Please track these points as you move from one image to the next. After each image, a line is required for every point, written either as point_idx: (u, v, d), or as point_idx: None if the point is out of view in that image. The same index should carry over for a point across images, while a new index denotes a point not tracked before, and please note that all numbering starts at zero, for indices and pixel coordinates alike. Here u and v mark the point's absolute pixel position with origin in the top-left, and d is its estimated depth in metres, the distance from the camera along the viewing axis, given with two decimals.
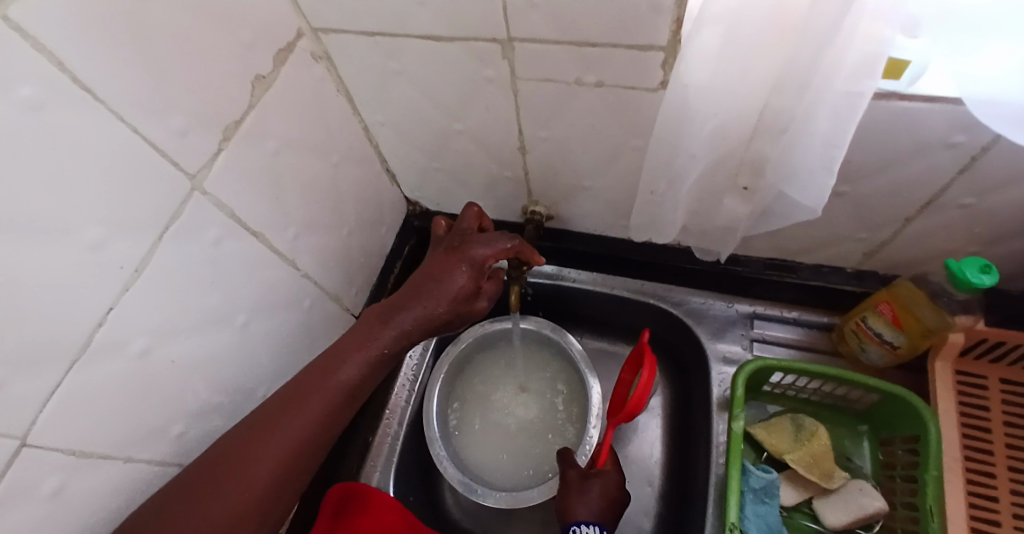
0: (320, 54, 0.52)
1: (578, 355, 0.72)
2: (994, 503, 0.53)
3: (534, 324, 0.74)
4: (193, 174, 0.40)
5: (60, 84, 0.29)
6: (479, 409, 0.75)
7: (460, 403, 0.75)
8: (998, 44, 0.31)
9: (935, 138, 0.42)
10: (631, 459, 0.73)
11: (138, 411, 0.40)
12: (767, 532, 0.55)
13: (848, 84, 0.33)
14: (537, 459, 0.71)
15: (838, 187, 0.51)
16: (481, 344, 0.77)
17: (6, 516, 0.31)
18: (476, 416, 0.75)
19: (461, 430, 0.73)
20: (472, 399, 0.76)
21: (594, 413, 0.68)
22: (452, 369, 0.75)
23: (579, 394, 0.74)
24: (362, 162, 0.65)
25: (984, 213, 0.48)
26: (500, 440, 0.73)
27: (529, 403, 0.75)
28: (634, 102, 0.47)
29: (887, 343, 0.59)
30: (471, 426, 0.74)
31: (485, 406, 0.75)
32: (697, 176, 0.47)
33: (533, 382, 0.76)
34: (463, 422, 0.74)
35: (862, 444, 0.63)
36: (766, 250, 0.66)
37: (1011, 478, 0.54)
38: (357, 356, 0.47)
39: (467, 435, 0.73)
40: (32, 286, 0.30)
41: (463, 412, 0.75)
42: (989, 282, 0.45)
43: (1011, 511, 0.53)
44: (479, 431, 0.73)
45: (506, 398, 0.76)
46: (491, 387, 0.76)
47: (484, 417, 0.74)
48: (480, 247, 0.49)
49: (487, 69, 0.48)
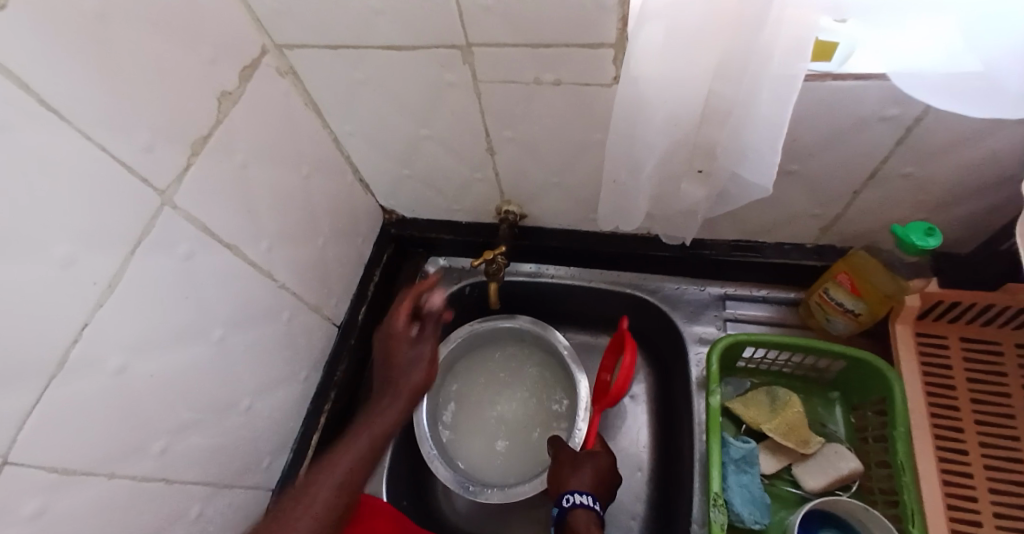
0: (285, 70, 0.53)
1: (564, 348, 0.73)
2: (964, 456, 0.55)
3: (517, 322, 0.76)
4: (162, 190, 0.41)
5: (26, 106, 0.30)
6: (469, 409, 0.76)
7: (449, 403, 0.76)
8: (918, 23, 0.33)
9: (871, 112, 0.45)
10: (621, 446, 0.75)
11: (119, 427, 0.40)
12: (751, 500, 0.57)
13: (783, 68, 0.36)
14: (527, 455, 0.72)
15: (787, 165, 0.54)
16: (470, 344, 0.78)
17: None
18: (466, 416, 0.75)
19: (451, 430, 0.74)
20: (461, 398, 0.77)
21: (582, 406, 0.69)
22: (441, 371, 0.75)
23: (568, 387, 0.75)
24: (334, 173, 0.66)
25: (924, 181, 0.51)
26: (490, 437, 0.74)
27: (517, 399, 0.77)
28: (591, 98, 0.50)
29: (849, 312, 0.62)
30: (462, 426, 0.75)
31: (474, 405, 0.76)
32: (654, 164, 0.49)
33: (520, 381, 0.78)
34: (453, 421, 0.75)
35: (835, 411, 0.65)
36: (730, 232, 0.69)
37: (979, 430, 0.57)
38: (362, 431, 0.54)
39: (458, 436, 0.74)
40: (3, 306, 0.30)
41: (452, 412, 0.75)
42: (935, 243, 0.49)
43: (981, 462, 0.55)
44: (469, 431, 0.74)
45: (495, 396, 0.77)
46: (480, 385, 0.78)
47: (475, 416, 0.75)
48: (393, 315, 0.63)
49: (448, 74, 0.50)
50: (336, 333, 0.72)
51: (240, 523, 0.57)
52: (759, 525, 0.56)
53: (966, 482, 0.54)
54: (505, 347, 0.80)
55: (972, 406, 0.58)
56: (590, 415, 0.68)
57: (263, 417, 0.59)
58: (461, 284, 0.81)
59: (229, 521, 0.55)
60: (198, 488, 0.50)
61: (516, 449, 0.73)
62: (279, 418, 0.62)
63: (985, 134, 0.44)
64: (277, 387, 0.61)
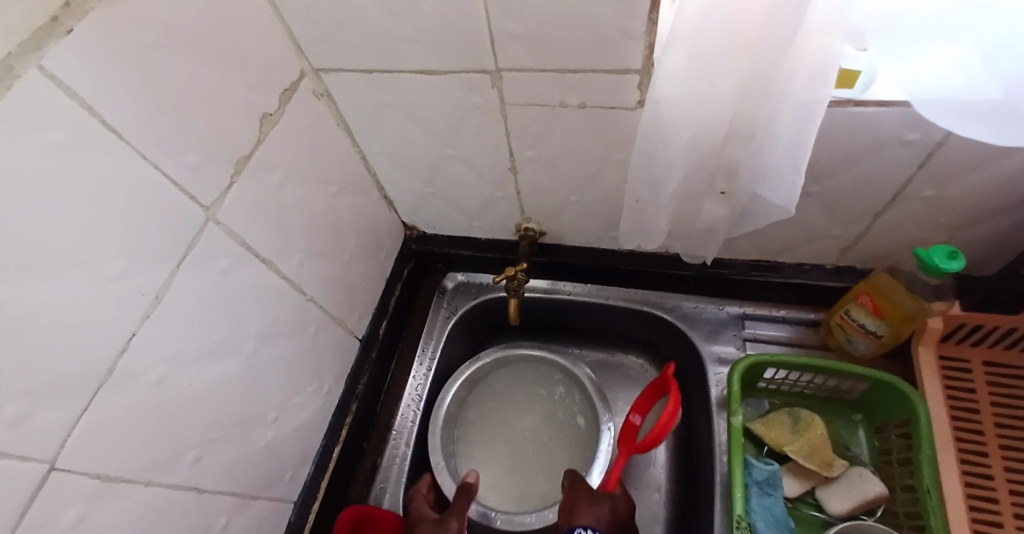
0: (320, 92, 0.56)
1: (589, 380, 0.73)
2: (990, 482, 0.54)
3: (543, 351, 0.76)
4: (207, 206, 0.43)
5: (88, 128, 0.32)
6: (486, 428, 0.75)
7: (466, 422, 0.76)
8: (943, 47, 0.35)
9: (892, 136, 0.46)
10: (638, 467, 0.74)
11: (155, 436, 0.41)
12: (775, 523, 0.56)
13: (805, 93, 0.37)
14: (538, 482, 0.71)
15: (808, 187, 0.54)
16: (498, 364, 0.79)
17: None
18: (482, 435, 0.75)
19: (466, 447, 0.74)
20: (482, 415, 0.76)
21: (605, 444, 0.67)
22: (461, 388, 0.75)
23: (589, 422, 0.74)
24: (361, 190, 0.68)
25: (946, 203, 0.52)
26: (503, 459, 0.73)
27: (536, 425, 0.76)
28: (615, 121, 0.51)
29: (871, 333, 0.62)
30: (476, 445, 0.74)
31: (491, 426, 0.76)
32: (676, 184, 0.50)
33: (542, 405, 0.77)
34: (469, 439, 0.74)
35: (858, 433, 0.65)
36: (750, 251, 0.69)
37: (1005, 455, 0.56)
38: None
39: (472, 453, 0.73)
40: (53, 316, 0.31)
41: (469, 429, 0.75)
42: (957, 267, 0.49)
43: (1007, 487, 0.54)
44: (484, 451, 0.73)
45: (513, 419, 0.76)
46: (500, 406, 0.77)
47: (490, 436, 0.75)
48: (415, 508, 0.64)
49: (475, 97, 0.52)
50: (358, 347, 0.73)
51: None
52: None
53: (993, 509, 0.53)
54: (531, 371, 0.79)
55: (997, 430, 0.57)
56: (612, 454, 0.67)
57: (287, 430, 0.59)
58: (479, 299, 0.82)
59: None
60: (225, 500, 0.50)
61: (529, 474, 0.71)
62: (303, 431, 0.62)
63: (1005, 156, 0.45)
64: (301, 401, 0.62)
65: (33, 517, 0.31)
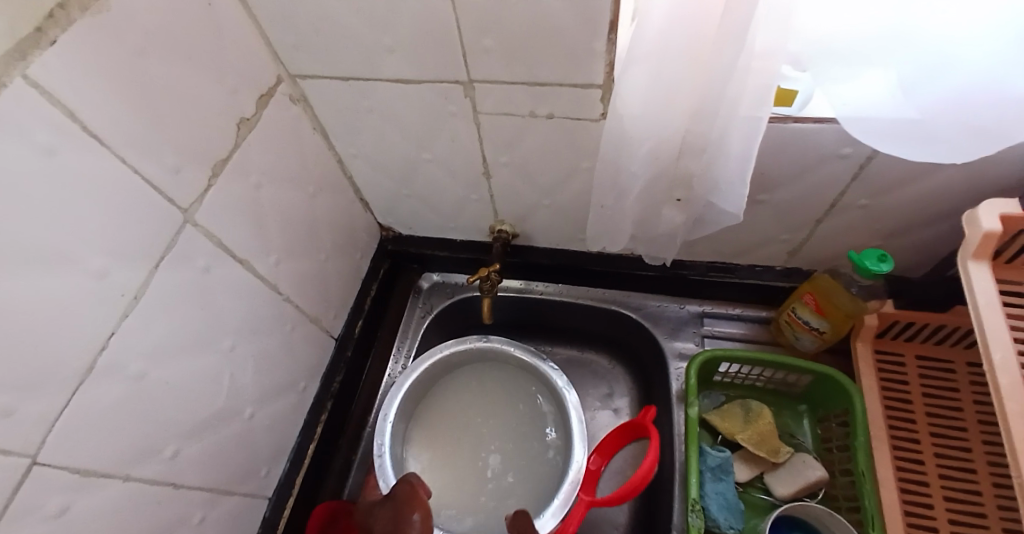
0: (297, 97, 0.57)
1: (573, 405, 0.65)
2: (920, 465, 0.59)
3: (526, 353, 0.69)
4: (185, 208, 0.44)
5: (69, 130, 0.33)
6: (442, 428, 0.71)
7: (424, 422, 0.71)
8: (873, 71, 0.38)
9: (829, 151, 0.50)
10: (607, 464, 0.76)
11: (134, 431, 0.42)
12: (727, 506, 0.61)
13: (751, 110, 0.41)
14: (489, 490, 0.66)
15: (757, 195, 0.59)
16: (476, 357, 0.73)
17: None
18: (437, 435, 0.70)
19: (418, 448, 0.69)
20: (452, 405, 0.73)
21: (569, 479, 0.60)
22: (425, 383, 0.71)
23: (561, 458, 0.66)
24: (337, 192, 0.69)
25: (878, 211, 0.57)
26: (452, 463, 0.68)
27: (499, 435, 0.71)
28: (581, 131, 0.54)
29: (815, 330, 0.67)
30: (429, 446, 0.69)
31: (449, 426, 0.71)
32: (638, 191, 0.53)
33: (515, 407, 0.72)
34: (424, 437, 0.70)
35: (803, 422, 0.70)
36: (707, 253, 0.74)
37: (934, 441, 0.60)
38: None
39: (421, 452, 0.69)
40: (35, 314, 0.32)
41: (426, 429, 0.70)
42: (887, 268, 0.54)
43: (936, 471, 0.59)
44: (438, 453, 0.69)
45: (474, 425, 0.71)
46: (465, 408, 0.72)
47: (445, 438, 0.70)
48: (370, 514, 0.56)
49: (450, 105, 0.54)
50: (333, 345, 0.74)
51: (238, 531, 0.58)
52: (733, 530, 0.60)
53: (924, 491, 0.58)
54: (510, 380, 0.74)
55: (928, 419, 0.62)
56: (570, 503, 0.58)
57: (263, 426, 0.60)
58: (453, 299, 0.85)
59: (228, 528, 0.56)
60: (201, 494, 0.51)
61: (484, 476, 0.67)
62: (277, 427, 0.64)
63: (927, 171, 0.50)
64: (276, 397, 0.63)
65: (16, 509, 0.32)
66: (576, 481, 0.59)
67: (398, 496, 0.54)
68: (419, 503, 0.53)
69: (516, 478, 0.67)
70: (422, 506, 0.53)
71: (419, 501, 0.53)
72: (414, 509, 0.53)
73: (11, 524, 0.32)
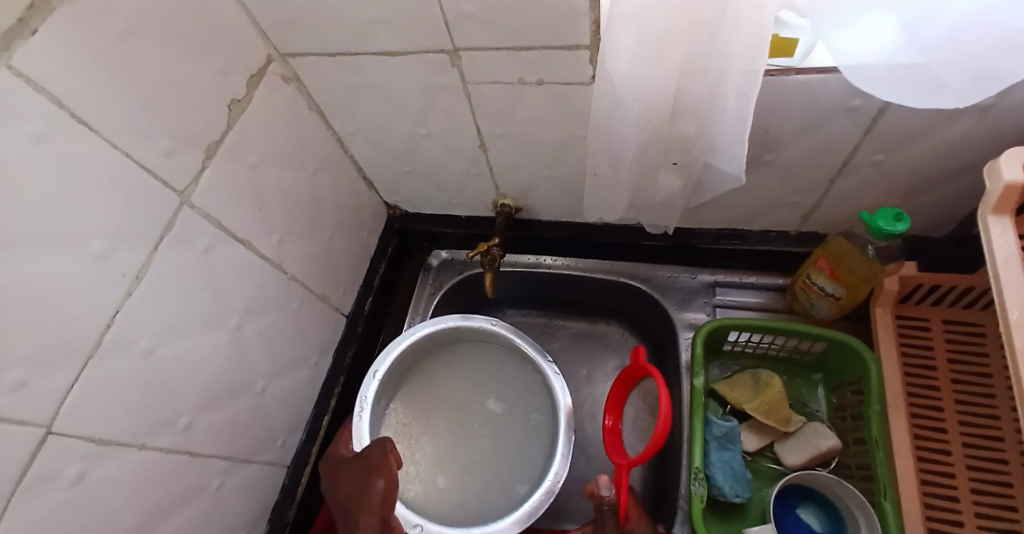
0: (289, 76, 0.57)
1: (563, 410, 0.63)
2: (943, 434, 0.57)
3: (521, 343, 0.67)
4: (181, 190, 0.45)
5: (60, 119, 0.34)
6: (422, 401, 0.69)
7: (412, 391, 0.70)
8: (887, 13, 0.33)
9: (837, 104, 0.47)
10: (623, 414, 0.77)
11: (146, 403, 0.44)
12: (733, 475, 0.60)
13: (744, 65, 0.38)
14: (461, 468, 0.65)
15: (762, 156, 0.56)
16: (484, 336, 0.71)
17: (34, 500, 0.35)
18: (419, 407, 0.69)
19: (400, 416, 0.68)
20: (446, 375, 0.71)
21: (558, 452, 0.59)
22: (416, 352, 0.69)
23: (539, 462, 0.64)
24: (339, 172, 0.70)
25: (895, 168, 0.54)
26: (423, 437, 0.67)
27: (492, 415, 0.69)
28: (573, 96, 0.52)
29: (830, 296, 0.65)
30: (409, 418, 0.68)
31: (429, 400, 0.70)
32: (633, 156, 0.52)
33: (511, 394, 0.70)
34: (412, 402, 0.69)
35: (817, 391, 0.69)
36: (715, 220, 0.71)
37: (959, 409, 0.57)
38: None
39: (404, 420, 0.67)
40: (41, 294, 0.34)
41: (416, 396, 0.69)
42: (901, 228, 0.51)
43: (959, 439, 0.56)
44: (414, 426, 0.67)
45: (454, 401, 0.70)
46: (448, 383, 0.71)
47: (423, 412, 0.68)
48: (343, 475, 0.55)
49: (440, 77, 0.53)
50: (343, 322, 0.76)
51: (257, 497, 0.61)
52: (739, 498, 0.60)
53: (944, 460, 0.56)
54: (499, 367, 0.71)
55: (953, 387, 0.58)
56: (538, 512, 0.55)
57: (276, 399, 0.63)
58: (462, 275, 0.85)
59: (248, 494, 0.60)
60: (218, 462, 0.54)
61: (462, 452, 0.66)
62: (291, 401, 0.66)
63: (946, 121, 0.47)
64: (288, 372, 0.65)
65: (35, 475, 0.35)
66: (548, 492, 0.57)
67: (369, 461, 0.54)
68: (387, 472, 0.52)
69: (494, 463, 0.65)
70: (389, 476, 0.52)
71: (388, 471, 0.52)
72: (381, 476, 0.52)
73: (31, 488, 0.35)
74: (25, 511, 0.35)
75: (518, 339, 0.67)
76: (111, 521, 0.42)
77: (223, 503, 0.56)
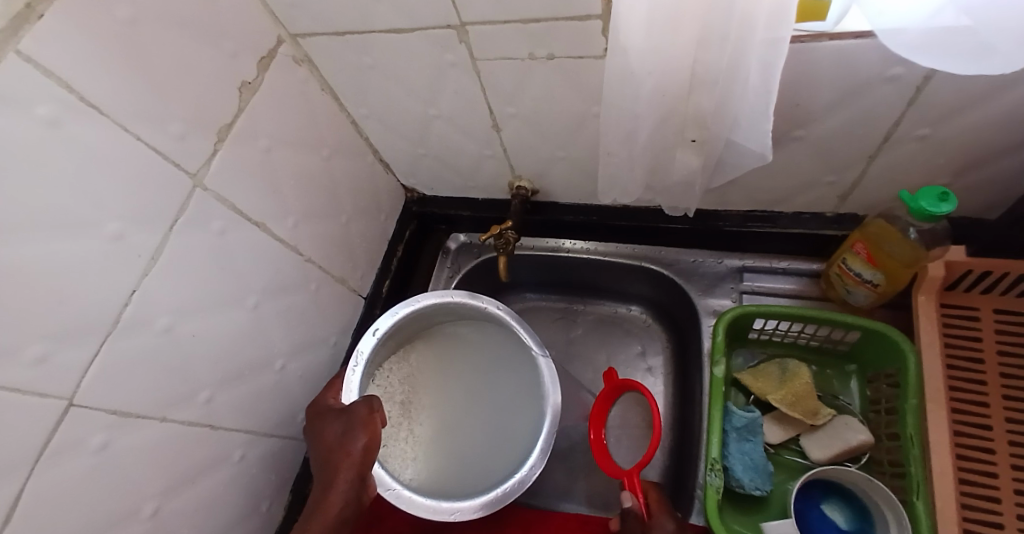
0: (301, 58, 0.57)
1: (551, 406, 0.61)
2: (988, 432, 0.52)
3: (519, 328, 0.65)
4: (194, 173, 0.46)
5: (72, 104, 0.35)
6: (411, 372, 0.69)
7: (410, 358, 0.70)
8: None
9: (874, 73, 0.43)
10: (622, 414, 0.77)
11: (165, 379, 0.46)
12: (752, 467, 0.59)
13: (768, 31, 0.35)
14: (443, 439, 0.66)
15: (792, 131, 0.52)
16: (484, 317, 0.70)
17: (58, 468, 0.37)
18: (414, 374, 0.69)
19: (393, 378, 0.68)
20: (445, 348, 0.72)
21: (541, 438, 0.60)
22: (416, 323, 0.69)
23: (518, 449, 0.63)
24: (354, 154, 0.70)
25: (942, 142, 0.49)
26: (406, 407, 0.67)
27: (487, 392, 0.69)
28: (585, 71, 0.50)
29: (868, 282, 0.60)
30: (404, 383, 0.68)
31: (418, 372, 0.70)
32: (648, 132, 0.49)
33: (505, 377, 0.69)
34: (407, 368, 0.70)
35: (850, 383, 0.66)
36: (743, 202, 0.67)
37: (1007, 406, 0.53)
38: (333, 492, 0.51)
39: (399, 384, 0.68)
40: (55, 273, 0.35)
41: (413, 362, 0.70)
42: (947, 209, 0.46)
43: (1005, 438, 0.52)
44: (406, 393, 0.68)
45: (441, 378, 0.70)
46: (439, 359, 0.71)
47: (412, 382, 0.69)
48: (327, 426, 0.55)
49: (448, 54, 0.52)
50: (362, 304, 0.78)
51: (280, 470, 0.64)
52: (759, 491, 0.58)
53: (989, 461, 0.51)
54: (493, 348, 0.71)
55: (1002, 382, 0.54)
56: (509, 498, 0.56)
57: (295, 377, 0.65)
58: (481, 259, 0.84)
59: (271, 468, 0.62)
60: (239, 435, 0.56)
61: (446, 425, 0.67)
62: (311, 379, 0.68)
63: (1004, 89, 0.42)
64: (307, 351, 0.67)
65: (59, 444, 0.37)
66: (521, 483, 0.57)
67: (353, 416, 0.55)
68: (371, 430, 0.53)
69: (478, 438, 0.66)
70: (373, 432, 0.53)
71: (372, 429, 0.53)
72: (364, 433, 0.53)
73: (56, 455, 0.37)
74: (50, 477, 0.37)
75: (517, 327, 0.66)
76: (135, 489, 0.44)
77: (245, 474, 0.58)
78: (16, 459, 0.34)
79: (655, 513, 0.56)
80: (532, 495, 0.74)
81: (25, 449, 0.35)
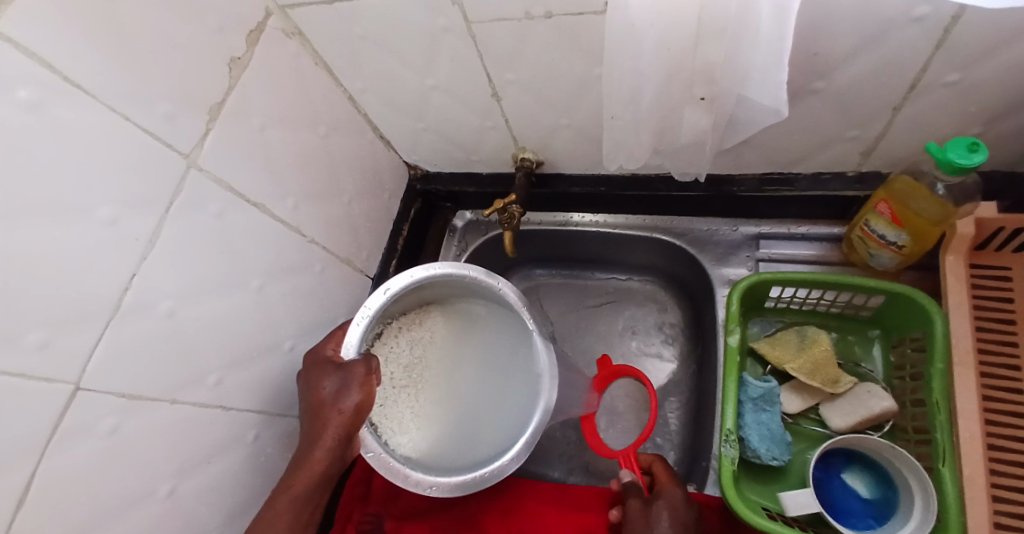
0: (291, 31, 0.55)
1: (541, 411, 0.62)
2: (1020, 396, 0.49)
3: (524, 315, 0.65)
4: (187, 153, 0.45)
5: (52, 84, 0.34)
6: (419, 336, 0.70)
7: (418, 318, 0.71)
8: None
9: (900, 14, 0.40)
10: (614, 393, 0.77)
11: (170, 361, 0.46)
12: (769, 436, 0.57)
13: None
14: (438, 408, 0.66)
15: (811, 85, 0.49)
16: (492, 295, 0.68)
17: (67, 450, 0.38)
18: (422, 337, 0.70)
19: (399, 338, 0.68)
20: (455, 315, 0.71)
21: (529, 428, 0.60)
22: (430, 289, 0.69)
23: (506, 433, 0.63)
24: (352, 132, 0.69)
25: (974, 88, 0.45)
26: (406, 371, 0.67)
27: (490, 364, 0.68)
28: (585, 28, 0.47)
29: (892, 244, 0.57)
30: (412, 346, 0.69)
31: (425, 337, 0.70)
32: (653, 91, 0.46)
33: (503, 360, 0.68)
34: (416, 329, 0.70)
35: (874, 349, 0.63)
36: (758, 165, 0.64)
37: None
38: (318, 449, 0.51)
39: (405, 345, 0.68)
40: (50, 258, 0.35)
41: (421, 325, 0.70)
42: (977, 160, 0.43)
43: None
44: (413, 356, 0.68)
45: (448, 346, 0.70)
46: (448, 327, 0.71)
47: (421, 345, 0.69)
48: (322, 379, 0.54)
49: (441, 19, 0.50)
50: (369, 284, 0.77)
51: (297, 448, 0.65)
52: (776, 461, 0.57)
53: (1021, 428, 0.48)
54: (500, 324, 0.70)
55: None
56: (481, 482, 0.57)
57: None
58: (488, 235, 0.84)
59: (288, 446, 0.63)
60: (252, 415, 0.57)
61: (445, 393, 0.67)
62: None
63: None
64: (315, 331, 0.67)
65: (67, 427, 0.37)
66: (496, 473, 0.58)
67: (350, 372, 0.54)
68: (365, 389, 0.54)
69: (472, 413, 0.66)
70: (368, 392, 0.54)
71: (367, 389, 0.54)
72: (358, 391, 0.53)
73: (63, 440, 0.37)
74: (60, 460, 0.37)
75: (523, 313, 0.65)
76: (149, 469, 0.45)
77: (261, 453, 0.59)
78: (25, 444, 0.34)
79: (664, 483, 0.55)
80: (548, 466, 0.74)
81: (32, 434, 0.35)
